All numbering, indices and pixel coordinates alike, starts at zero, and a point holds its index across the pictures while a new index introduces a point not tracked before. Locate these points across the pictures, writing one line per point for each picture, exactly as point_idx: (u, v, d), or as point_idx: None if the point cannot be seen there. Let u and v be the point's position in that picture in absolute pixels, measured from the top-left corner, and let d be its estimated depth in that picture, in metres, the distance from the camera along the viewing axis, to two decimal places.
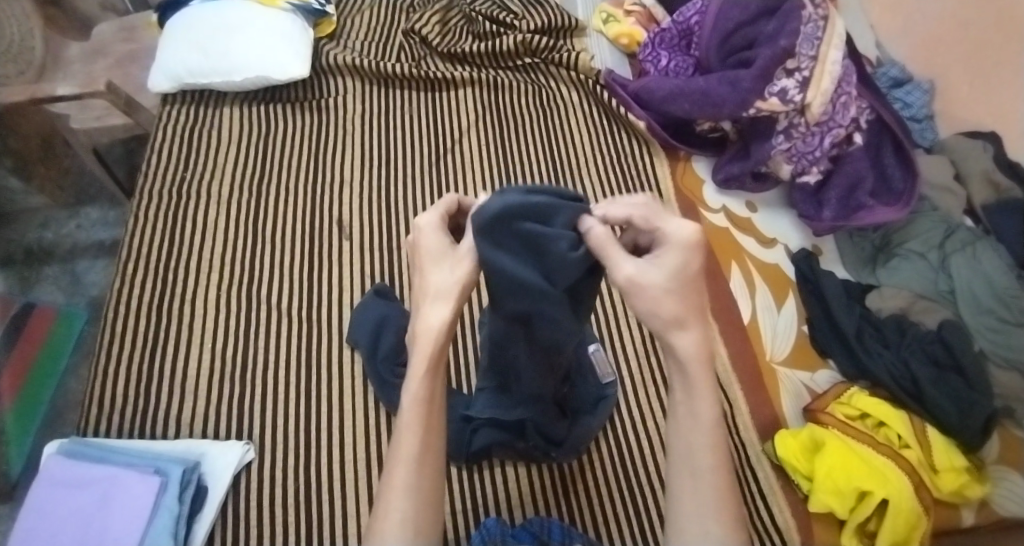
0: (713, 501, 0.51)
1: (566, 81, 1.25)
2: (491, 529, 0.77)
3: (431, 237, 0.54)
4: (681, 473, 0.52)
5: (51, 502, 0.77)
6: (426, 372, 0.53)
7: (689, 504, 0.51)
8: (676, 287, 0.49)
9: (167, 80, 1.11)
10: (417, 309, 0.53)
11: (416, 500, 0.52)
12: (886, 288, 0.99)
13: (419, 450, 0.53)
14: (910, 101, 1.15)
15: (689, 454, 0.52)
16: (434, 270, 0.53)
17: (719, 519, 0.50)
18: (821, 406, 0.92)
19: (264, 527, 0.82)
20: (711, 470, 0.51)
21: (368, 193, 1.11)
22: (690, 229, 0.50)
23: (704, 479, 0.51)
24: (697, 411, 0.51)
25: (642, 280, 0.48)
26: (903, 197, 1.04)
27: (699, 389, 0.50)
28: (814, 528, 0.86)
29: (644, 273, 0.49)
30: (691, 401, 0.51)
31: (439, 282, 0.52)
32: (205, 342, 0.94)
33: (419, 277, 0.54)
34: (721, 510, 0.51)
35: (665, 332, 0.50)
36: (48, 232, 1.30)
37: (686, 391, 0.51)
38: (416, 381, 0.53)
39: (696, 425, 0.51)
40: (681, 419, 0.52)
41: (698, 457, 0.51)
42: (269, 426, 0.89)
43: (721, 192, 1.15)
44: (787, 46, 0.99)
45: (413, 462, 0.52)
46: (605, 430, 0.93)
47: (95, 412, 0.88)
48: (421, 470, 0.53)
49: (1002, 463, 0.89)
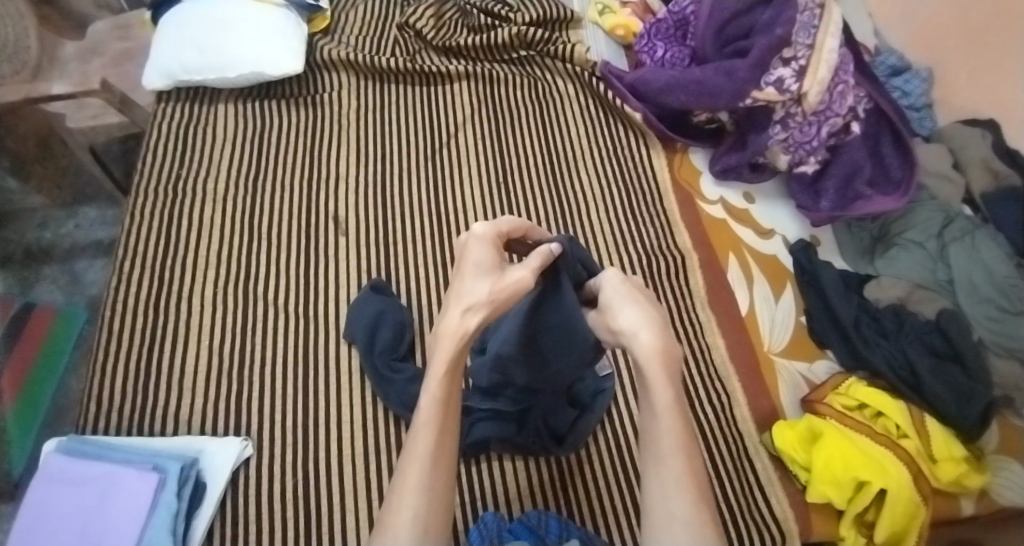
0: (677, 484, 0.52)
1: (562, 73, 1.25)
2: (488, 524, 0.78)
3: (478, 250, 0.57)
4: (649, 460, 0.54)
5: (50, 500, 0.77)
6: (448, 372, 0.54)
7: (658, 490, 0.52)
8: (619, 300, 0.57)
9: (162, 77, 1.11)
10: (447, 313, 0.55)
11: (430, 496, 0.52)
12: (884, 277, 0.99)
13: (434, 446, 0.53)
14: (909, 90, 1.14)
15: (653, 438, 0.53)
16: (473, 280, 0.55)
17: (684, 503, 0.51)
18: (819, 396, 0.92)
19: (262, 522, 0.82)
20: (671, 452, 0.52)
21: (364, 188, 1.10)
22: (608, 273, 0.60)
23: (668, 463, 0.52)
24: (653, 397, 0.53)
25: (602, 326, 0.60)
26: (901, 186, 1.03)
27: (652, 379, 0.53)
28: (812, 519, 0.87)
29: (601, 322, 0.60)
30: (648, 390, 0.53)
31: (476, 292, 0.54)
32: (203, 338, 0.95)
33: (459, 283, 0.55)
34: (686, 491, 0.51)
35: (627, 338, 0.55)
36: (47, 232, 1.30)
37: (644, 383, 0.54)
38: (438, 380, 0.54)
39: (655, 415, 0.53)
40: (644, 408, 0.55)
41: (661, 443, 0.53)
42: (268, 421, 0.89)
43: (718, 183, 1.14)
44: (783, 35, 0.99)
45: (429, 457, 0.53)
46: (602, 423, 0.93)
47: (94, 411, 0.89)
48: (435, 468, 0.53)
49: (1000, 452, 0.89)
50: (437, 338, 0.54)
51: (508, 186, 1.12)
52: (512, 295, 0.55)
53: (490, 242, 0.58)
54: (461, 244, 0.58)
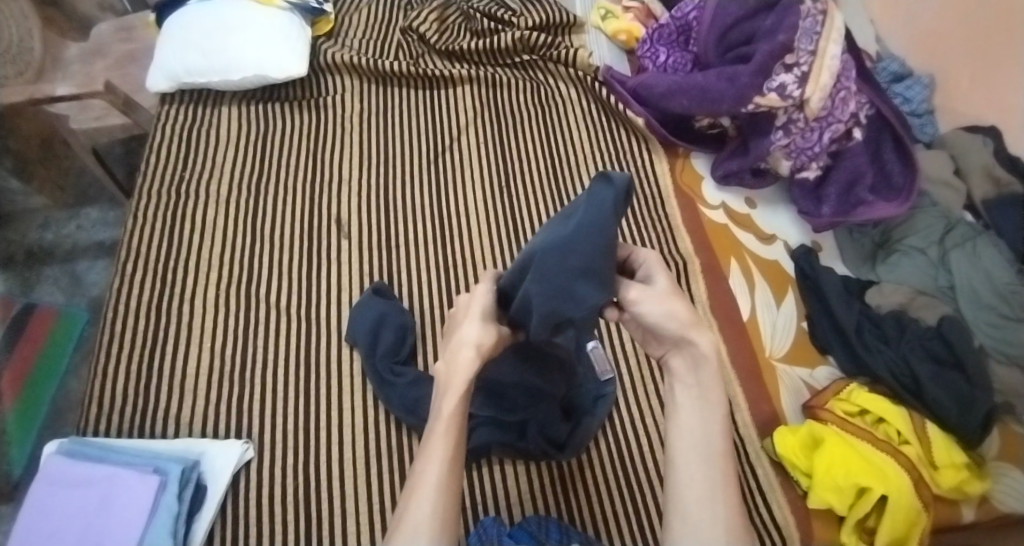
0: (721, 487, 0.49)
1: (565, 78, 1.25)
2: (488, 529, 0.77)
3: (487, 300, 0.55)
4: (690, 460, 0.49)
5: (50, 501, 0.77)
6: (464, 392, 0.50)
7: (697, 490, 0.49)
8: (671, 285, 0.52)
9: (165, 79, 1.11)
10: (459, 348, 0.51)
11: (445, 498, 0.49)
12: (885, 283, 0.99)
13: (451, 451, 0.50)
14: (910, 96, 1.14)
15: (700, 438, 0.50)
16: (474, 324, 0.53)
17: (722, 510, 0.48)
18: (820, 402, 0.92)
19: (263, 524, 0.82)
20: (717, 455, 0.50)
21: (366, 191, 1.11)
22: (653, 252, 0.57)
23: (714, 464, 0.49)
24: (708, 394, 0.50)
25: (640, 297, 0.52)
26: (903, 192, 1.03)
27: (709, 376, 0.50)
28: (813, 525, 0.87)
29: (640, 292, 0.52)
30: (702, 387, 0.50)
31: (483, 332, 0.52)
32: (204, 342, 0.95)
33: (462, 328, 0.52)
34: (729, 495, 0.49)
35: (689, 336, 0.50)
36: (49, 233, 1.30)
37: (694, 379, 0.51)
38: (455, 392, 0.50)
39: (707, 413, 0.50)
40: (689, 405, 0.51)
41: (709, 443, 0.50)
42: (268, 425, 0.89)
43: (720, 188, 1.15)
44: (785, 41, 0.99)
45: (445, 459, 0.50)
46: (604, 428, 0.93)
47: (95, 412, 0.88)
48: (450, 470, 0.50)
49: (1001, 459, 0.89)
50: (451, 369, 0.51)
51: (510, 190, 1.12)
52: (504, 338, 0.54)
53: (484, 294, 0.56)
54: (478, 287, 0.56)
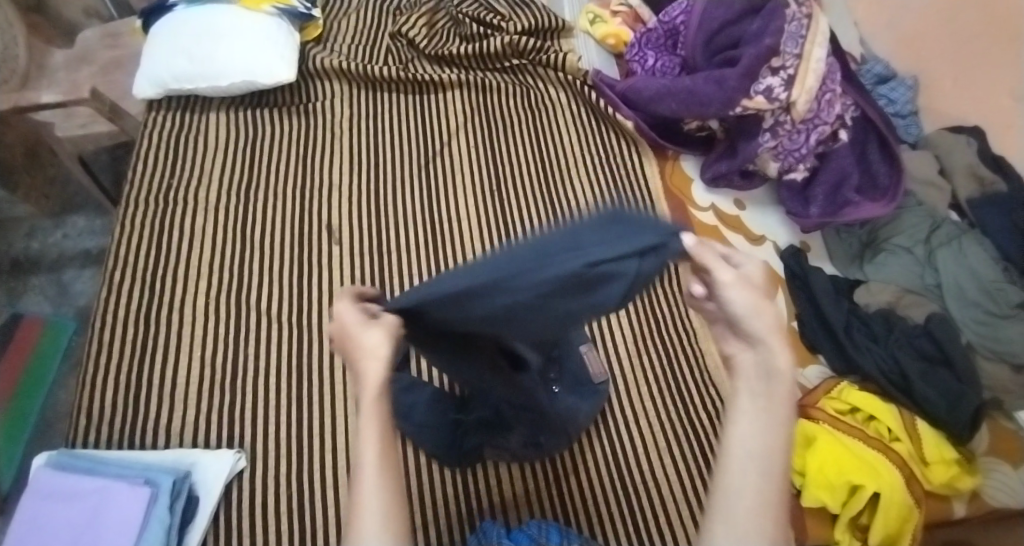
0: (776, 508, 0.44)
1: (554, 83, 1.25)
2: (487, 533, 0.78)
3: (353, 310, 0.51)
4: (747, 467, 0.45)
5: (38, 516, 0.76)
6: (378, 394, 0.47)
7: (749, 502, 0.43)
8: (761, 287, 0.50)
9: (151, 85, 1.10)
10: (366, 360, 0.48)
11: (389, 499, 0.45)
12: (873, 282, 1.01)
13: (382, 453, 0.46)
14: (895, 98, 1.16)
15: (763, 447, 0.45)
16: (366, 331, 0.49)
17: (773, 531, 0.43)
18: (812, 401, 0.93)
19: (256, 534, 0.82)
20: (780, 468, 0.45)
21: (357, 197, 1.10)
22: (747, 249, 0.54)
23: (773, 477, 0.44)
24: (776, 407, 0.47)
25: (731, 283, 0.50)
26: (889, 192, 1.05)
27: (780, 389, 0.47)
28: (808, 524, 0.86)
29: (731, 278, 0.50)
30: (773, 397, 0.47)
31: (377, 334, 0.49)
32: (194, 350, 0.94)
33: (355, 340, 0.49)
34: (782, 517, 0.44)
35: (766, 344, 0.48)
36: (35, 242, 1.28)
37: (763, 388, 0.47)
38: (371, 397, 0.47)
39: (773, 424, 0.46)
40: (755, 412, 0.47)
41: (771, 458, 0.45)
42: (261, 434, 0.88)
43: (709, 190, 1.16)
44: (772, 45, 1.00)
45: (379, 462, 0.46)
46: (600, 430, 0.93)
47: (84, 424, 0.87)
48: (384, 472, 0.46)
49: (991, 455, 0.91)
50: (360, 382, 0.47)
51: (501, 194, 1.12)
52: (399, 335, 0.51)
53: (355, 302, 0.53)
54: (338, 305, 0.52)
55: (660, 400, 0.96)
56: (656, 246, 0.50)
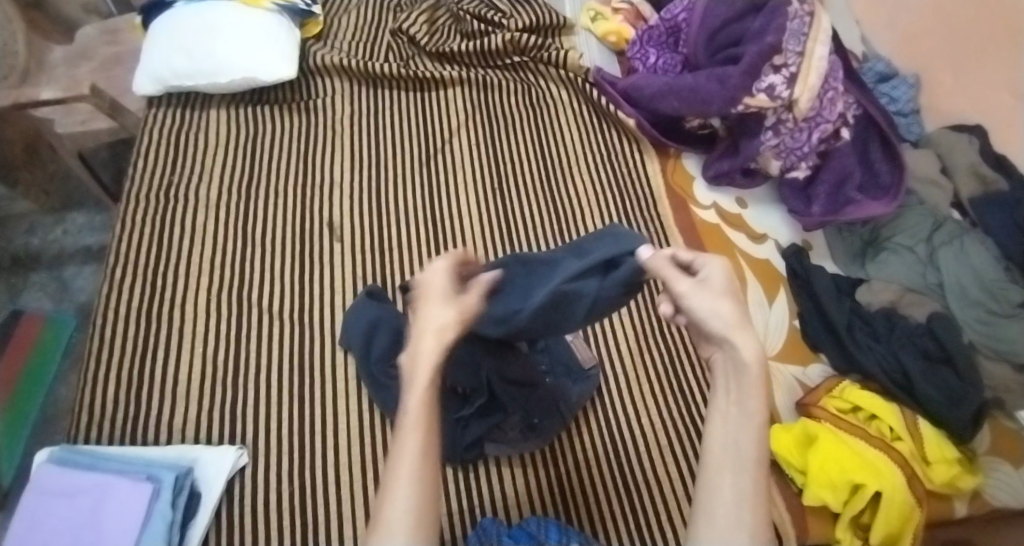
0: (752, 493, 0.50)
1: (555, 80, 1.25)
2: (487, 529, 0.78)
3: (438, 279, 0.56)
4: (721, 466, 0.51)
5: (40, 512, 0.76)
6: (429, 380, 0.51)
7: (725, 497, 0.50)
8: (720, 288, 0.55)
9: (152, 82, 1.10)
10: (423, 338, 0.52)
11: (421, 490, 0.49)
12: (875, 281, 1.01)
13: (422, 443, 0.51)
14: (897, 96, 1.16)
15: (735, 446, 0.52)
16: (439, 306, 0.53)
17: (750, 525, 0.49)
18: (813, 399, 0.93)
19: (259, 529, 0.82)
20: (752, 465, 0.51)
21: (358, 193, 1.10)
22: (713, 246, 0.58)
23: (746, 473, 0.51)
24: (747, 404, 0.53)
25: (690, 294, 0.55)
26: (891, 191, 1.05)
27: (750, 384, 0.52)
28: (809, 521, 0.88)
29: (690, 288, 0.55)
30: (744, 397, 0.53)
31: (443, 312, 0.53)
32: (196, 346, 0.93)
33: (427, 311, 0.53)
34: (758, 509, 0.49)
35: (733, 341, 0.53)
36: (35, 238, 1.27)
37: (735, 387, 0.53)
38: (422, 382, 0.51)
39: (745, 420, 0.52)
40: (730, 413, 0.53)
41: (744, 450, 0.51)
42: (263, 431, 0.88)
43: (711, 188, 1.15)
44: (773, 43, 1.00)
45: (417, 455, 0.50)
46: (601, 428, 0.93)
47: (85, 420, 0.87)
48: (423, 464, 0.50)
49: (993, 454, 0.91)
50: (415, 363, 0.52)
51: (503, 192, 1.12)
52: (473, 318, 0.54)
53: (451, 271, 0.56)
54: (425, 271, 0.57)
55: (661, 399, 0.96)
56: (613, 263, 0.65)
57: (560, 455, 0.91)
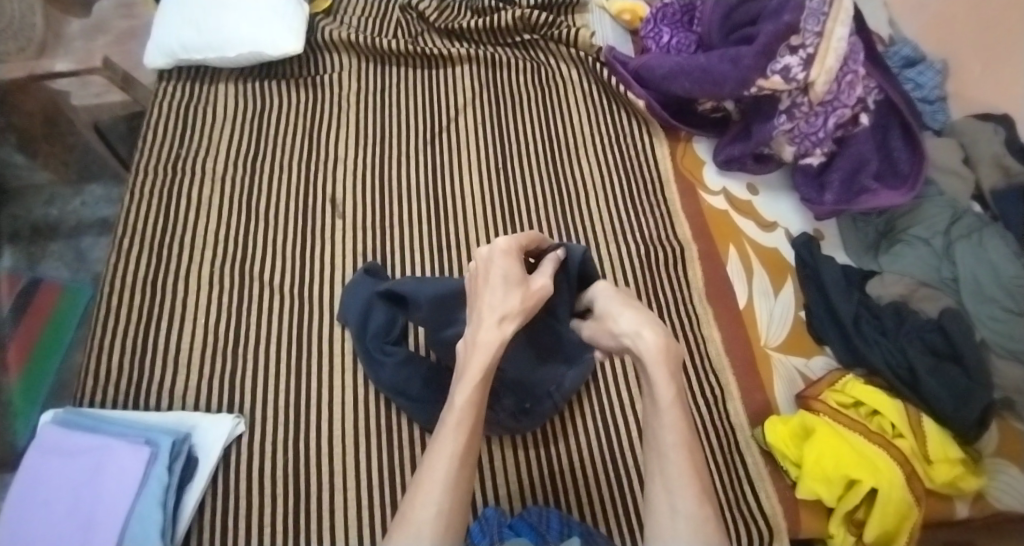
0: (680, 476, 0.57)
1: (566, 58, 1.22)
2: (490, 520, 0.78)
3: (500, 265, 0.64)
4: (653, 456, 0.60)
5: (43, 470, 0.79)
6: (481, 381, 0.60)
7: (662, 481, 0.58)
8: (612, 310, 0.68)
9: (162, 55, 1.11)
10: (478, 333, 0.62)
11: (453, 492, 0.56)
12: (887, 274, 0.98)
13: (463, 447, 0.58)
14: (922, 82, 1.11)
15: (657, 434, 0.59)
16: (507, 293, 0.63)
17: (686, 501, 0.56)
18: (814, 393, 0.91)
19: (252, 496, 0.84)
20: (673, 447, 0.58)
21: (363, 170, 1.10)
22: (600, 285, 0.74)
23: (671, 456, 0.58)
24: (659, 395, 0.60)
25: (596, 333, 0.71)
26: (909, 180, 1.01)
27: (655, 372, 0.61)
28: (801, 514, 0.87)
29: (594, 329, 0.71)
30: (654, 389, 0.60)
31: (507, 304, 0.62)
32: (198, 317, 0.95)
33: (492, 299, 0.63)
34: (688, 482, 0.57)
35: (628, 340, 0.64)
36: (54, 209, 1.31)
37: (646, 380, 0.62)
38: (470, 385, 0.60)
39: (659, 411, 0.60)
40: (650, 407, 0.61)
41: (664, 439, 0.59)
42: (259, 401, 0.90)
43: (722, 173, 1.13)
44: (791, 21, 0.96)
45: (455, 459, 0.58)
46: (594, 411, 0.93)
47: (90, 385, 0.90)
48: (460, 469, 0.58)
49: (1000, 456, 0.88)
50: (469, 365, 0.61)
51: (507, 174, 1.11)
52: (537, 302, 0.64)
53: (511, 255, 0.66)
54: (486, 258, 0.66)
55: None
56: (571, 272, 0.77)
57: (552, 438, 0.92)
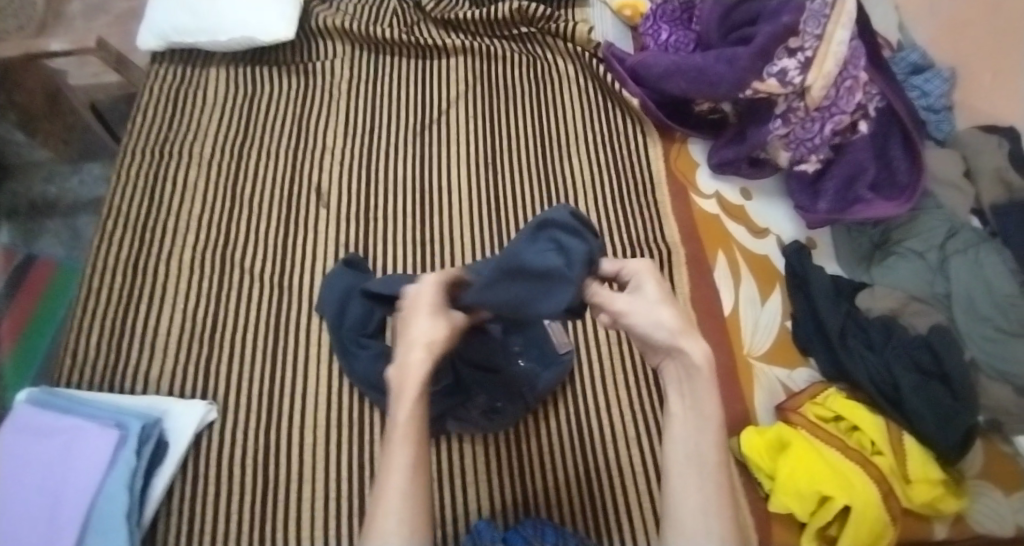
0: (717, 496, 0.51)
1: (563, 53, 1.21)
2: (482, 534, 0.77)
3: (427, 291, 0.58)
4: (685, 472, 0.52)
5: (16, 447, 0.80)
6: (419, 393, 0.54)
7: (694, 500, 0.51)
8: (652, 298, 0.56)
9: (155, 38, 1.12)
10: (410, 350, 0.55)
11: (412, 502, 0.51)
12: (878, 287, 0.95)
13: (415, 456, 0.52)
14: (928, 90, 1.08)
15: (696, 451, 0.52)
16: (427, 319, 0.56)
17: (717, 529, 0.49)
18: (794, 405, 0.90)
19: (220, 482, 0.85)
20: (713, 468, 0.52)
21: (350, 160, 1.10)
22: (641, 260, 0.59)
23: (709, 475, 0.51)
24: (703, 409, 0.53)
25: (629, 310, 0.55)
26: (906, 192, 0.98)
27: (704, 382, 0.53)
28: (772, 528, 0.85)
29: (629, 304, 0.56)
30: (699, 402, 0.53)
31: (432, 329, 0.56)
32: (177, 301, 0.96)
33: (415, 325, 0.56)
34: (722, 507, 0.50)
35: (667, 335, 0.54)
36: (52, 186, 1.33)
37: (691, 389, 0.54)
38: (410, 397, 0.54)
39: (703, 425, 0.53)
40: (688, 420, 0.54)
41: (706, 455, 0.52)
42: (233, 388, 0.91)
43: (716, 176, 1.10)
44: (789, 23, 0.93)
45: (409, 467, 0.52)
46: (568, 413, 0.93)
47: (69, 365, 0.91)
48: (415, 476, 0.52)
49: (984, 478, 0.86)
50: (405, 380, 0.55)
51: (496, 168, 1.10)
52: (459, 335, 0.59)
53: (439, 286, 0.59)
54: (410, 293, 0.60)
55: (633, 391, 0.94)
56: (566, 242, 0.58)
57: (523, 438, 0.91)
